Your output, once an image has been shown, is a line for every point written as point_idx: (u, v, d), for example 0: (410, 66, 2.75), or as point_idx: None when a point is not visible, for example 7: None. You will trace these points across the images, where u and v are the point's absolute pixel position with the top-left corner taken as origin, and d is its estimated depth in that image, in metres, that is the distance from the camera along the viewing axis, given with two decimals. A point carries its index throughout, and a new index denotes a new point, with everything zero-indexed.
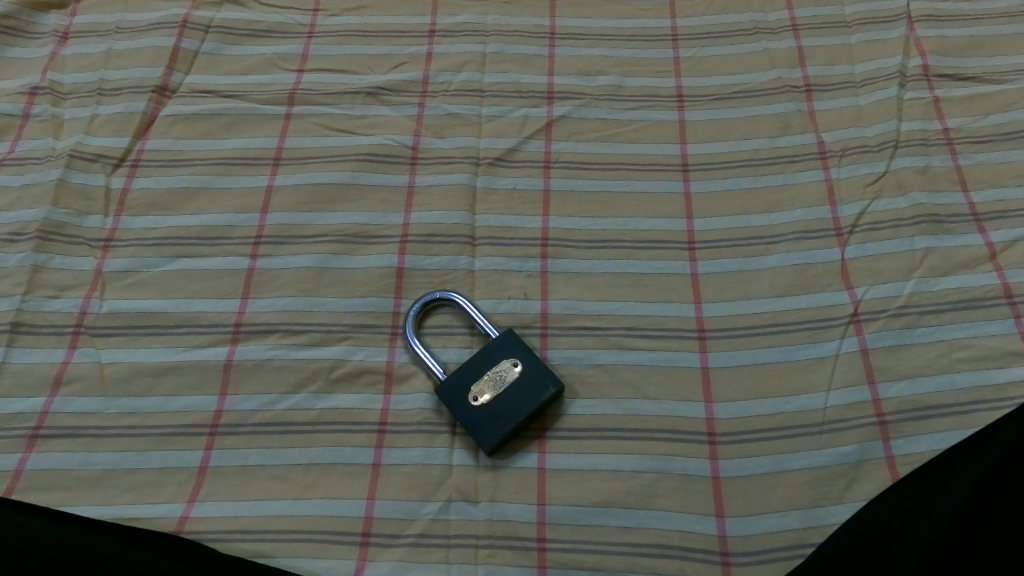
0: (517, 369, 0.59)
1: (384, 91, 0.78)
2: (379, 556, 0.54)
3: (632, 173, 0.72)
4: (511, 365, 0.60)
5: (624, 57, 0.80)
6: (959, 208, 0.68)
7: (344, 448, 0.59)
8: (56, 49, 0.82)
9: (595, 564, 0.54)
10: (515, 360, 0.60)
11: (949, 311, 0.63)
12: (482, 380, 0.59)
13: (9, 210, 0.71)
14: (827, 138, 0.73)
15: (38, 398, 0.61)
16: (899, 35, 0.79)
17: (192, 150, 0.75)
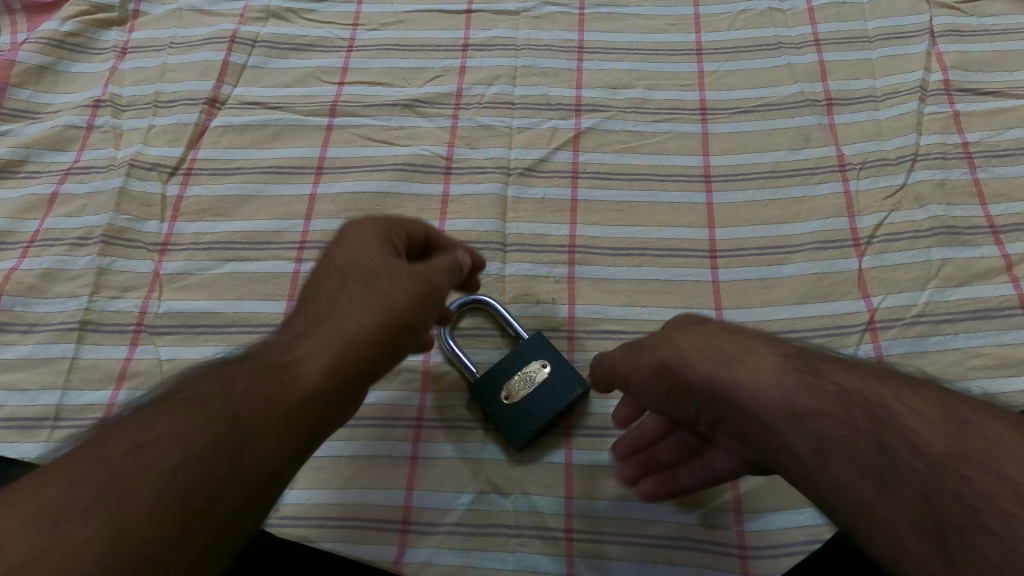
0: (546, 370, 0.63)
1: (420, 104, 0.82)
2: (418, 542, 0.58)
3: (657, 183, 0.75)
4: (540, 366, 0.63)
5: (650, 71, 0.83)
6: (976, 220, 0.70)
7: (384, 441, 0.63)
8: (116, 64, 0.87)
9: (619, 554, 0.58)
10: (544, 361, 0.63)
11: (964, 320, 0.65)
12: (513, 380, 0.62)
13: (75, 216, 0.76)
14: (846, 151, 0.76)
15: (105, 391, 0.66)
16: (920, 50, 0.80)
17: (241, 160, 0.80)
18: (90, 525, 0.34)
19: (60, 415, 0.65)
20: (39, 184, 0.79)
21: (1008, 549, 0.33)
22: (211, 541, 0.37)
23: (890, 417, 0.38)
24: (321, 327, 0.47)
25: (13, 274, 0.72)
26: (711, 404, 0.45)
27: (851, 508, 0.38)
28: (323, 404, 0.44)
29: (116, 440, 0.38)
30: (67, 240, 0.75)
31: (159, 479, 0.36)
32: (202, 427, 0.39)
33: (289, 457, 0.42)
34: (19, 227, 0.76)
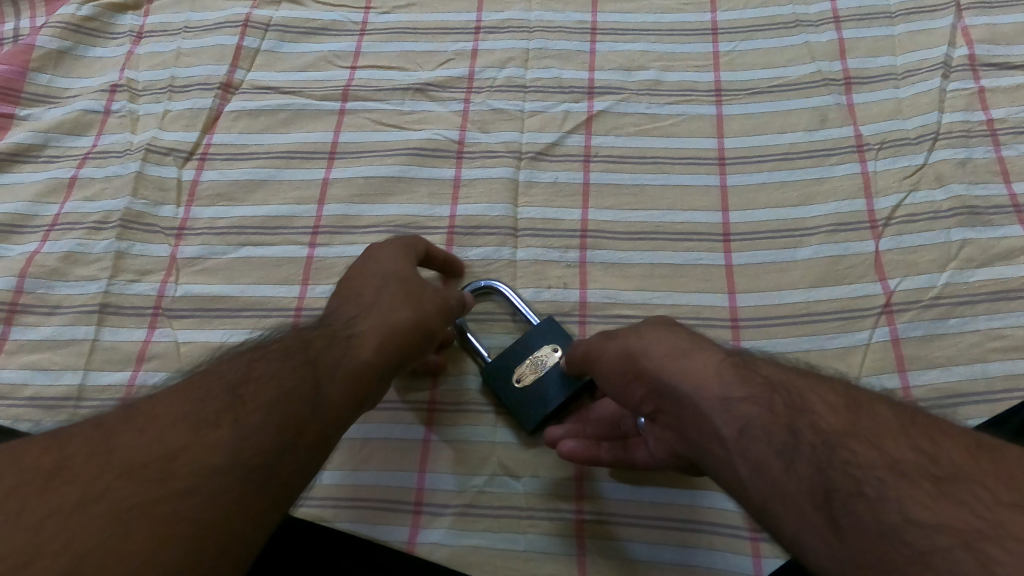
0: (557, 354, 0.63)
1: (433, 88, 0.81)
2: (431, 523, 0.59)
3: (670, 166, 0.75)
4: (551, 350, 0.63)
5: (664, 51, 0.82)
6: (998, 200, 0.69)
7: (397, 424, 0.64)
8: (132, 49, 0.88)
9: (631, 536, 0.58)
10: (555, 345, 0.63)
11: (984, 302, 0.64)
12: (524, 364, 0.63)
13: (94, 201, 0.77)
14: (865, 132, 0.74)
15: (124, 373, 0.68)
16: (945, 26, 0.78)
17: (254, 145, 0.80)
18: (204, 455, 0.40)
19: (82, 396, 0.67)
20: (58, 169, 0.80)
21: (881, 513, 0.38)
22: (290, 480, 0.43)
23: (804, 404, 0.44)
24: (366, 317, 0.52)
25: (35, 257, 0.74)
26: (651, 396, 0.50)
27: (761, 481, 0.42)
28: (371, 384, 0.50)
29: (218, 388, 0.44)
30: (86, 224, 0.76)
31: (251, 424, 0.43)
32: (282, 387, 0.46)
33: (342, 421, 0.48)
34: (39, 211, 0.77)
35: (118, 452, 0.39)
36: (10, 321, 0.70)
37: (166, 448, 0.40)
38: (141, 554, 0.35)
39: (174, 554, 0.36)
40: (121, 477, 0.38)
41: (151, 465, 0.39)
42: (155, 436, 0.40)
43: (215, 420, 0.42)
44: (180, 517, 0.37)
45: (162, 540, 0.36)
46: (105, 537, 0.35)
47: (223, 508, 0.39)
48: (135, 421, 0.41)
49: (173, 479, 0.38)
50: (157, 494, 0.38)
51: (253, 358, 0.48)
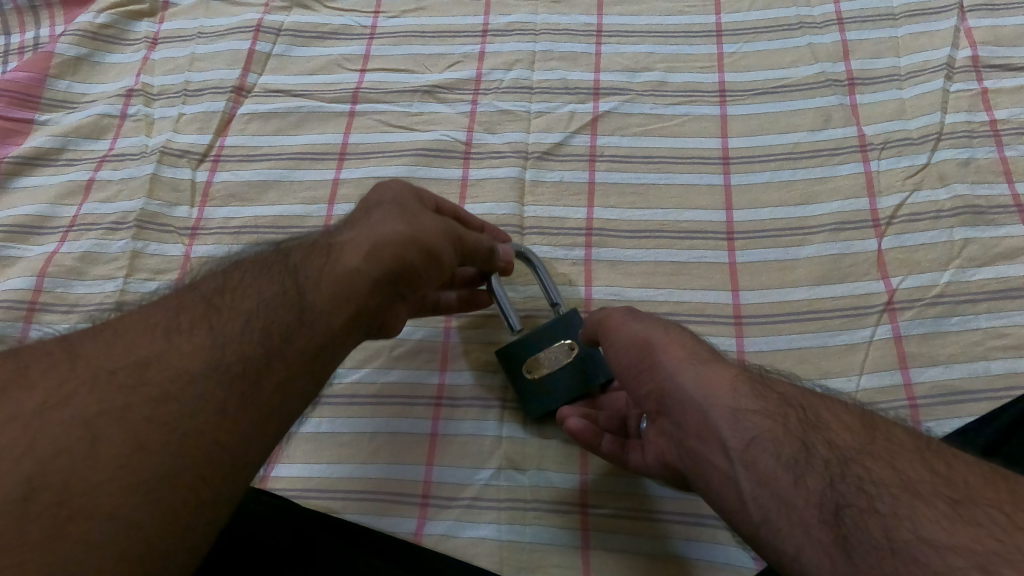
0: (572, 352, 0.63)
1: (441, 89, 0.83)
2: (437, 515, 0.60)
3: (674, 165, 0.76)
4: (567, 347, 0.63)
5: (669, 53, 0.83)
6: (1001, 199, 0.69)
7: (405, 418, 0.65)
8: (148, 54, 0.90)
9: (634, 530, 0.59)
10: (573, 344, 0.63)
11: (986, 300, 0.65)
12: (538, 356, 0.63)
13: (111, 202, 0.79)
14: (868, 131, 0.75)
15: None
16: (948, 27, 0.79)
17: (266, 147, 0.82)
18: (178, 361, 0.45)
19: None
20: (76, 171, 0.82)
21: (893, 530, 0.39)
22: (278, 387, 0.46)
23: (818, 421, 0.45)
24: (354, 230, 0.54)
25: (54, 257, 0.76)
26: (658, 400, 0.51)
27: (768, 495, 0.43)
28: (364, 293, 0.51)
29: (192, 301, 0.49)
30: (103, 224, 0.78)
31: (228, 332, 0.47)
32: (262, 298, 0.49)
33: (334, 332, 0.50)
34: (58, 212, 0.79)
35: (87, 361, 0.44)
36: (30, 319, 0.72)
37: (136, 357, 0.45)
38: (117, 454, 0.40)
39: (153, 453, 0.41)
40: (89, 383, 0.43)
41: (120, 372, 0.44)
42: (132, 345, 0.45)
43: (190, 329, 0.47)
44: (154, 419, 0.42)
45: (137, 441, 0.41)
46: (75, 440, 0.40)
47: (202, 411, 0.43)
48: (106, 336, 0.46)
49: (144, 385, 0.43)
50: (126, 398, 0.42)
51: (230, 271, 0.52)
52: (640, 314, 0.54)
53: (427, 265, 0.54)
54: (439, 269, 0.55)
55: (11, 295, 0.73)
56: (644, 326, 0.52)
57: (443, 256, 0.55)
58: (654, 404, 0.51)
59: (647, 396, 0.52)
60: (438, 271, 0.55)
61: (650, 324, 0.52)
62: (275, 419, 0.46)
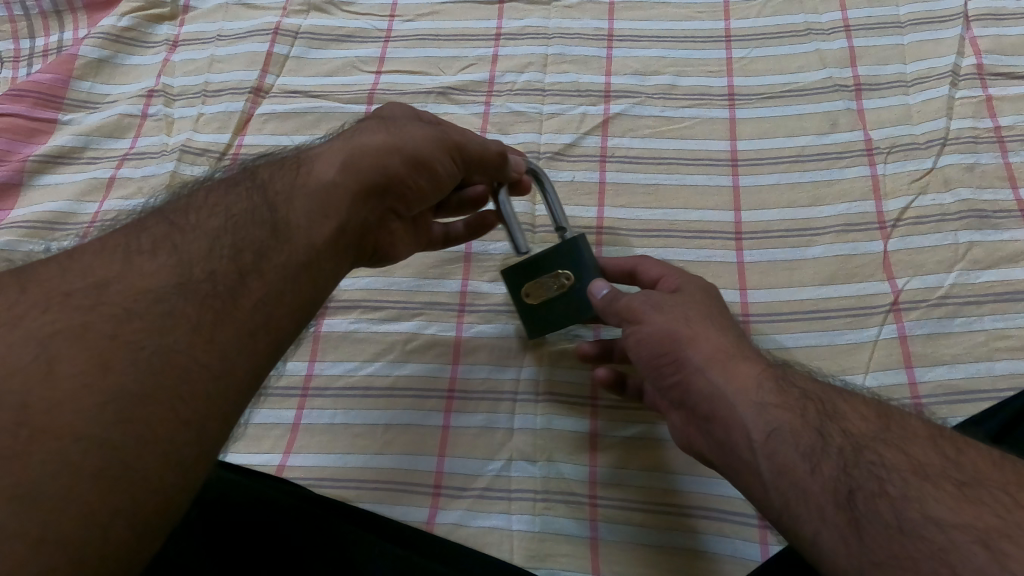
0: (568, 282, 0.62)
1: (455, 91, 0.85)
2: (449, 505, 0.61)
3: (683, 167, 0.77)
4: (564, 275, 0.62)
5: (678, 57, 0.85)
6: (1006, 204, 0.70)
7: (418, 411, 0.66)
8: (168, 56, 0.92)
9: (641, 521, 0.60)
10: (570, 273, 0.62)
11: (990, 302, 0.66)
12: (535, 282, 0.63)
13: (133, 199, 0.81)
14: (874, 136, 0.76)
15: None
16: (954, 35, 0.80)
17: (283, 146, 0.84)
18: (141, 280, 0.45)
19: None
20: (98, 169, 0.84)
21: (903, 511, 0.41)
22: (259, 302, 0.47)
23: (836, 411, 0.46)
24: (329, 145, 0.56)
25: None
26: (683, 393, 0.52)
27: (787, 484, 0.45)
28: (343, 204, 0.53)
29: (153, 222, 0.49)
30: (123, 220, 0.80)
31: (195, 251, 0.48)
32: (229, 218, 0.50)
33: (316, 244, 0.51)
34: (80, 209, 0.81)
35: (39, 285, 0.44)
36: None
37: (95, 279, 0.45)
38: (83, 375, 0.40)
39: (124, 372, 0.41)
40: (43, 306, 0.42)
41: (79, 293, 0.44)
42: (88, 268, 0.45)
43: (153, 250, 0.47)
44: (120, 337, 0.42)
45: (108, 358, 0.41)
46: (35, 361, 0.40)
47: (177, 326, 0.44)
48: (60, 262, 0.46)
49: (106, 303, 0.43)
50: (89, 316, 0.42)
51: (194, 194, 0.53)
52: (660, 304, 0.54)
53: (413, 175, 0.57)
54: (429, 176, 0.58)
55: None
56: (668, 320, 0.53)
57: (431, 166, 0.57)
58: (679, 397, 0.52)
59: (673, 389, 0.52)
60: (420, 184, 0.57)
61: (668, 316, 0.53)
62: (263, 335, 0.47)
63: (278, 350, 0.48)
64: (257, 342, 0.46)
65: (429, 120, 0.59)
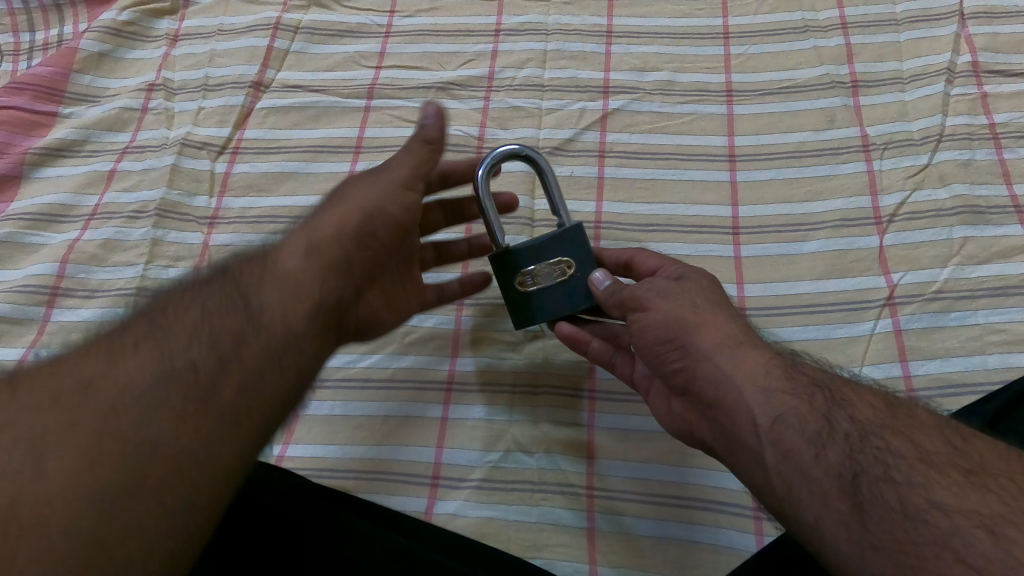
0: (569, 271, 0.60)
1: (455, 86, 0.85)
2: (447, 495, 0.62)
3: (681, 162, 0.77)
4: (565, 263, 0.60)
5: (676, 54, 0.85)
6: (1000, 200, 0.71)
7: (417, 403, 0.67)
8: (168, 50, 0.93)
9: (638, 513, 0.60)
10: (572, 261, 0.60)
11: (984, 296, 0.66)
12: (532, 269, 0.60)
13: (133, 191, 0.82)
14: (871, 132, 0.77)
15: None
16: (950, 33, 0.81)
17: (283, 140, 0.84)
18: (122, 378, 0.44)
19: None
20: (98, 162, 0.84)
21: (907, 496, 0.41)
22: (242, 390, 0.46)
23: (843, 399, 0.47)
24: (300, 233, 0.55)
25: (76, 244, 0.78)
26: (688, 378, 0.52)
27: (791, 469, 0.45)
28: (317, 286, 0.52)
29: (131, 321, 0.48)
30: (124, 213, 0.80)
31: (174, 344, 0.47)
32: (206, 308, 0.49)
33: (294, 327, 0.50)
34: (81, 202, 0.82)
35: (24, 388, 0.43)
36: (53, 304, 0.75)
37: (75, 379, 0.43)
38: (66, 477, 0.39)
39: (111, 467, 0.40)
40: (27, 410, 0.41)
41: (62, 395, 0.42)
42: (68, 368, 0.44)
43: (133, 346, 0.46)
44: (103, 437, 0.41)
45: (92, 459, 0.40)
46: (20, 470, 0.39)
47: (160, 420, 0.43)
48: (41, 365, 0.45)
49: (88, 404, 0.42)
50: (69, 418, 0.41)
51: (169, 289, 0.51)
52: (668, 291, 0.54)
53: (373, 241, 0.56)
54: (390, 227, 0.57)
55: (35, 280, 0.76)
56: (675, 305, 0.53)
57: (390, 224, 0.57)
58: (683, 382, 0.52)
59: (675, 375, 0.53)
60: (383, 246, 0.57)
61: (675, 302, 0.53)
62: (247, 421, 0.46)
63: (264, 437, 0.47)
64: (243, 428, 0.46)
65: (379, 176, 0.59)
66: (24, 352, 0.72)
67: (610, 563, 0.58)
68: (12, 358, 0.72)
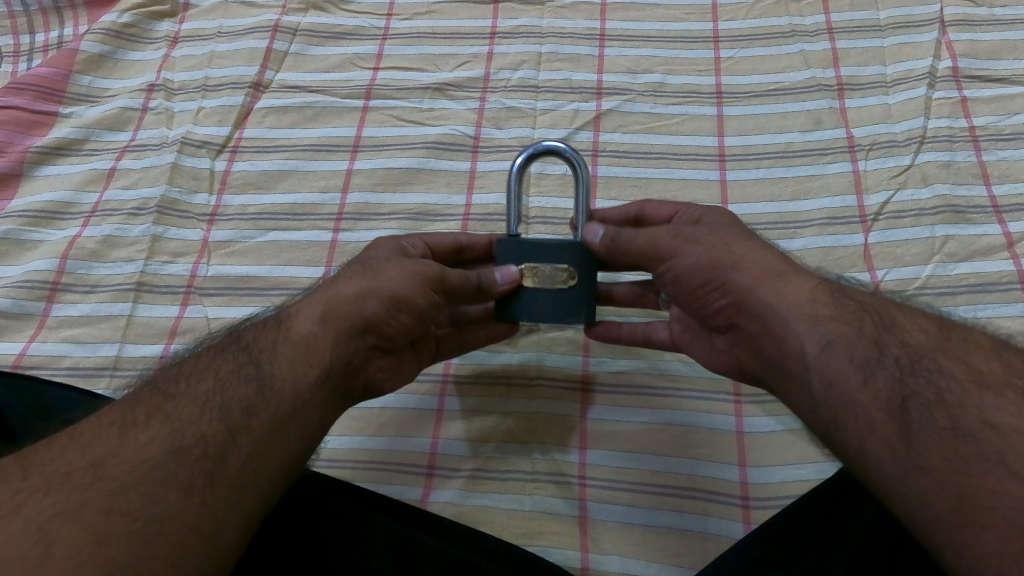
0: (569, 283, 0.58)
1: (451, 87, 0.87)
2: (442, 485, 0.63)
3: (672, 161, 0.79)
4: (568, 274, 0.58)
5: (668, 57, 0.87)
6: (980, 201, 0.73)
7: (413, 394, 0.68)
8: (168, 52, 0.94)
9: (629, 501, 0.61)
10: (575, 274, 0.58)
11: (965, 293, 0.68)
12: (534, 270, 0.58)
13: (133, 189, 0.83)
14: (856, 134, 0.79)
15: (157, 345, 0.72)
16: (931, 39, 0.83)
17: (282, 139, 0.86)
18: (136, 453, 0.43)
19: (118, 365, 0.71)
20: (98, 160, 0.86)
21: (959, 417, 0.42)
22: (247, 460, 0.45)
23: (893, 324, 0.48)
24: (310, 296, 0.54)
25: (77, 240, 0.79)
26: (733, 312, 0.53)
27: (837, 396, 0.45)
28: (325, 355, 0.51)
29: (145, 394, 0.47)
30: (124, 210, 0.81)
31: (185, 417, 0.46)
32: (219, 378, 0.49)
33: (303, 393, 0.49)
34: (80, 199, 0.83)
35: (40, 468, 0.42)
36: (53, 299, 0.76)
37: (91, 456, 0.43)
38: (75, 555, 0.38)
39: (123, 540, 0.39)
40: (43, 490, 0.41)
41: (76, 473, 0.42)
42: (83, 446, 0.44)
43: (146, 420, 0.45)
44: (114, 511, 0.40)
45: (100, 537, 0.39)
46: (29, 547, 0.38)
47: (167, 496, 0.42)
48: (58, 442, 0.44)
49: (102, 481, 0.41)
50: (84, 495, 0.41)
51: (185, 360, 0.51)
52: (690, 235, 0.55)
53: (394, 312, 0.54)
54: (411, 313, 0.55)
55: (35, 275, 0.77)
56: (708, 248, 0.54)
57: (411, 302, 0.54)
58: (728, 319, 0.54)
59: (719, 313, 0.54)
60: (403, 322, 0.55)
61: (707, 246, 0.54)
62: (251, 491, 0.45)
63: (268, 505, 0.46)
64: (246, 499, 0.44)
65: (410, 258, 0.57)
66: (23, 346, 0.73)
67: (600, 550, 0.59)
68: (11, 351, 0.72)
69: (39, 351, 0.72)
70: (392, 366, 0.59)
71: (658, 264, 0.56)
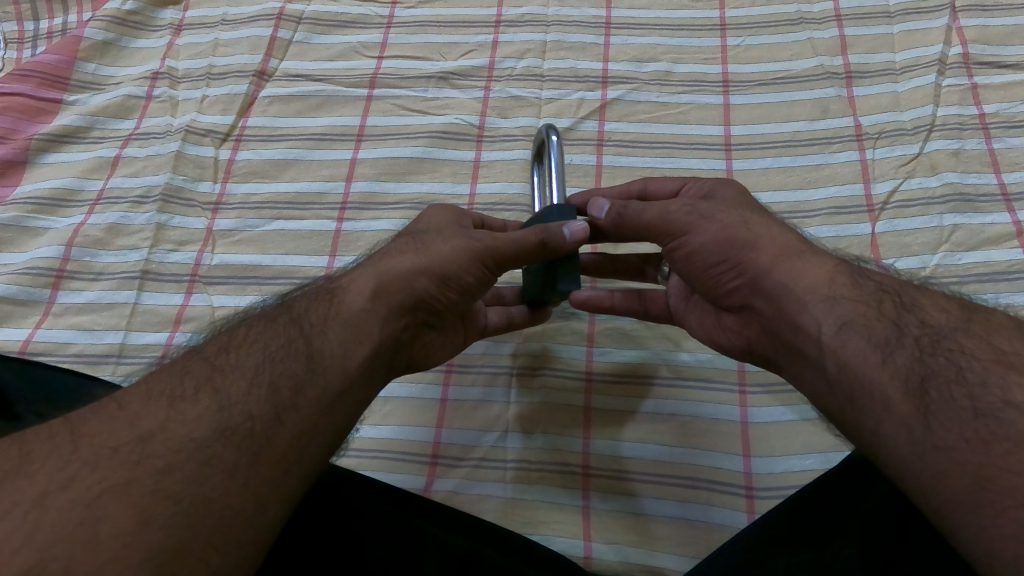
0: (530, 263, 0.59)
1: (455, 76, 0.86)
2: (446, 473, 0.63)
3: (678, 151, 0.79)
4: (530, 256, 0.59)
5: (674, 45, 0.86)
6: (990, 188, 0.72)
7: (418, 383, 0.68)
8: (172, 40, 0.94)
9: (633, 491, 0.61)
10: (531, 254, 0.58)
11: (974, 282, 0.67)
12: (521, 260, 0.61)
13: (137, 177, 0.83)
14: (864, 122, 0.78)
15: (163, 333, 0.73)
16: (941, 25, 0.82)
17: (286, 128, 0.86)
18: (185, 428, 0.43)
19: (123, 353, 0.72)
20: (103, 148, 0.86)
21: (979, 396, 0.41)
22: (293, 440, 0.45)
23: (912, 304, 0.48)
24: (358, 272, 0.54)
25: (82, 228, 0.79)
26: (747, 294, 0.53)
27: (852, 374, 0.45)
28: (374, 334, 0.51)
29: (194, 364, 0.47)
30: (129, 198, 0.81)
31: (234, 393, 0.45)
32: (267, 353, 0.48)
33: (349, 371, 0.49)
34: (85, 187, 0.83)
35: (89, 441, 0.42)
36: (58, 286, 0.76)
37: (139, 431, 0.42)
38: (122, 535, 0.37)
39: (167, 521, 0.39)
40: (90, 465, 0.40)
41: (125, 448, 0.41)
42: (132, 420, 0.43)
43: (194, 394, 0.45)
44: (162, 489, 0.40)
45: (147, 515, 0.39)
46: (76, 524, 0.37)
47: (214, 473, 0.41)
48: (107, 413, 0.44)
49: (149, 457, 0.41)
50: (133, 472, 0.40)
51: (235, 329, 0.51)
52: (706, 210, 0.55)
53: (446, 290, 0.54)
54: (460, 288, 0.54)
55: (41, 263, 0.77)
56: (722, 223, 0.54)
57: (460, 278, 0.54)
58: (742, 300, 0.54)
59: (733, 294, 0.55)
60: (456, 298, 0.55)
61: (719, 223, 0.54)
62: (295, 471, 0.44)
63: (307, 482, 0.45)
64: (289, 479, 0.44)
65: (462, 228, 0.56)
66: (29, 333, 0.73)
67: (604, 540, 0.59)
68: (17, 338, 0.73)
69: (44, 338, 0.73)
70: (439, 342, 0.59)
71: (666, 234, 0.56)
